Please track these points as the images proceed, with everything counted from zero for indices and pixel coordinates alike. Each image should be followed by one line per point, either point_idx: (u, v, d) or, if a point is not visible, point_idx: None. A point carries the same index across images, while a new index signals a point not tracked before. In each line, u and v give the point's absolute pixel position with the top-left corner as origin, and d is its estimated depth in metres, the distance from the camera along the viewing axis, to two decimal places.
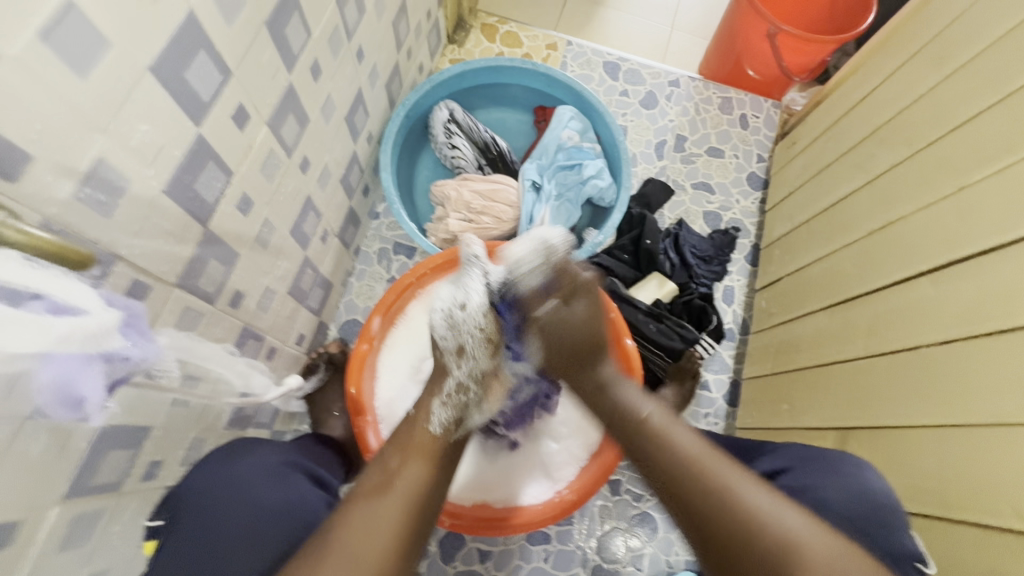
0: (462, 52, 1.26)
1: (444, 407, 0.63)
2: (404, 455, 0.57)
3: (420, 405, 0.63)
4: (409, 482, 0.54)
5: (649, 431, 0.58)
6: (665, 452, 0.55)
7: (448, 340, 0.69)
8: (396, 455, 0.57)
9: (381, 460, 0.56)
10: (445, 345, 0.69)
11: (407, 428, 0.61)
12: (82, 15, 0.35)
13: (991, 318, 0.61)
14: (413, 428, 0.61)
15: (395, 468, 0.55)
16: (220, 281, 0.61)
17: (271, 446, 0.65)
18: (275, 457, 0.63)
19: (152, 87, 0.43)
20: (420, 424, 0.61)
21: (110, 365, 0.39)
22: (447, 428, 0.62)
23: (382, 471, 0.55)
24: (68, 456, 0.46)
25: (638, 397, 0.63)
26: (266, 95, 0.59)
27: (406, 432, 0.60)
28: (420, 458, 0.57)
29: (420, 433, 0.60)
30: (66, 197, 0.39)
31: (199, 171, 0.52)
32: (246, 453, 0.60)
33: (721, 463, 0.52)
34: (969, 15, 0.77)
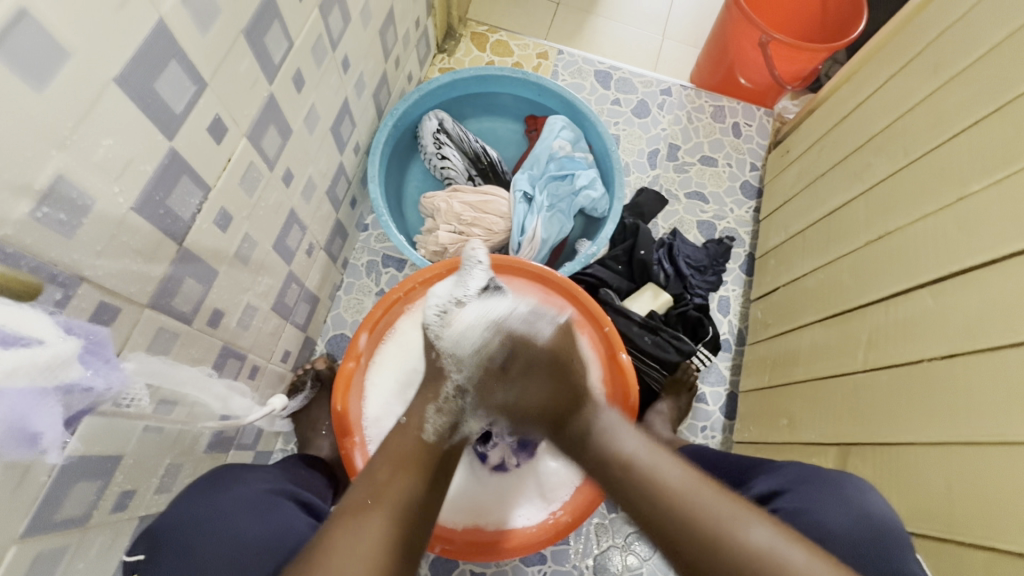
0: (452, 60, 1.24)
1: (438, 413, 0.62)
2: (395, 469, 0.54)
3: (411, 411, 0.62)
4: (400, 493, 0.51)
5: (633, 475, 0.52)
6: (648, 493, 0.50)
7: (448, 339, 0.69)
8: (386, 465, 0.54)
9: (370, 473, 0.53)
10: (444, 348, 0.69)
11: (400, 433, 0.59)
12: (35, 21, 0.33)
13: (995, 331, 0.59)
14: (405, 434, 0.59)
15: (383, 480, 0.52)
16: (197, 300, 0.59)
17: (259, 473, 0.62)
18: (261, 484, 0.60)
19: (117, 99, 0.41)
20: (413, 432, 0.59)
21: (69, 397, 0.37)
22: (441, 434, 0.61)
23: (370, 484, 0.51)
24: (27, 491, 0.43)
25: (623, 433, 0.56)
26: (245, 107, 0.57)
27: (398, 439, 0.58)
28: (411, 469, 0.54)
29: (411, 442, 0.57)
30: (21, 217, 0.36)
31: (172, 187, 0.49)
32: (232, 482, 0.58)
33: (714, 495, 0.48)
34: (964, 24, 0.76)
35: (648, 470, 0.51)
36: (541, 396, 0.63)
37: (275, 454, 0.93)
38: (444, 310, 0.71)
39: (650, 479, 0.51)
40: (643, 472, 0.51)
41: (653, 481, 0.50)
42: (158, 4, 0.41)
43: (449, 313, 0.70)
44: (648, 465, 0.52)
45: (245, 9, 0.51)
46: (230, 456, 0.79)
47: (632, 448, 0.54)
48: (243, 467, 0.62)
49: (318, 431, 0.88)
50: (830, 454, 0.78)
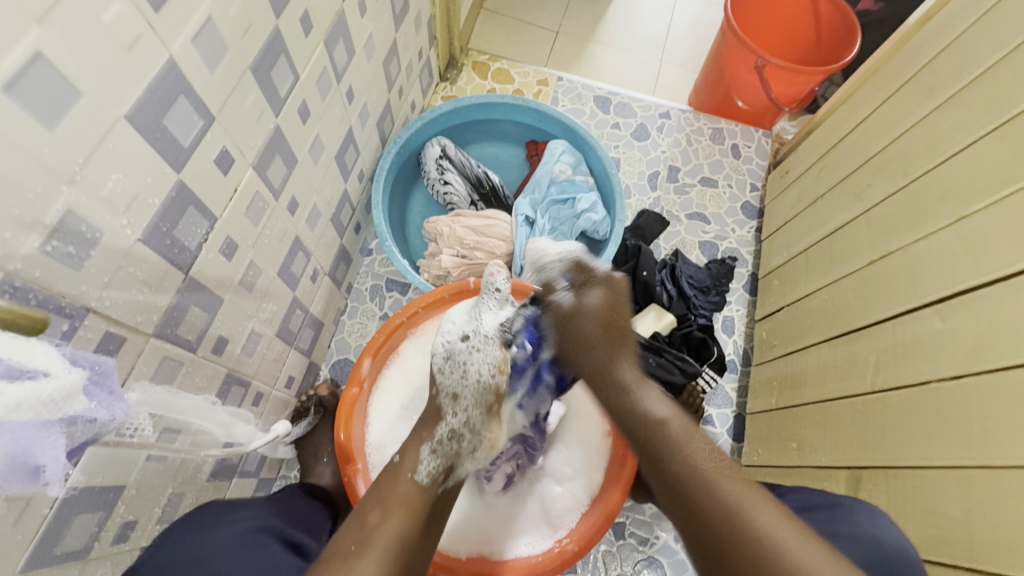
0: (453, 89, 1.27)
1: (433, 455, 0.61)
2: (386, 510, 0.53)
3: (404, 452, 0.61)
4: (390, 535, 0.50)
5: (665, 437, 0.55)
6: (675, 462, 0.53)
7: (451, 374, 0.66)
8: (377, 508, 0.53)
9: (360, 516, 0.52)
10: (444, 384, 0.66)
11: (391, 475, 0.58)
12: (49, 63, 0.34)
13: (1002, 352, 0.59)
14: (397, 476, 0.58)
15: (374, 524, 0.51)
16: (201, 328, 0.59)
17: (243, 511, 0.62)
18: (247, 523, 0.59)
19: (127, 135, 0.42)
20: (405, 473, 0.58)
21: (72, 428, 0.36)
22: (436, 478, 0.60)
23: (361, 527, 0.51)
24: (28, 524, 0.43)
25: (654, 400, 0.60)
26: (251, 138, 0.58)
27: (389, 482, 0.57)
28: (404, 510, 0.54)
29: (404, 482, 0.57)
30: (29, 251, 0.37)
31: (178, 218, 0.50)
32: (214, 523, 0.57)
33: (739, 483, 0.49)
34: (958, 47, 0.77)
35: (680, 438, 0.55)
36: (586, 346, 0.66)
37: (278, 482, 0.93)
38: (451, 341, 0.68)
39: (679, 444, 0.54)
40: (674, 438, 0.55)
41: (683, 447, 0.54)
42: (168, 43, 0.43)
43: (455, 347, 0.67)
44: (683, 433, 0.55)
45: (252, 45, 0.53)
46: (233, 485, 0.78)
47: (666, 414, 0.58)
48: (231, 505, 0.62)
49: (320, 458, 0.87)
50: (841, 478, 0.77)
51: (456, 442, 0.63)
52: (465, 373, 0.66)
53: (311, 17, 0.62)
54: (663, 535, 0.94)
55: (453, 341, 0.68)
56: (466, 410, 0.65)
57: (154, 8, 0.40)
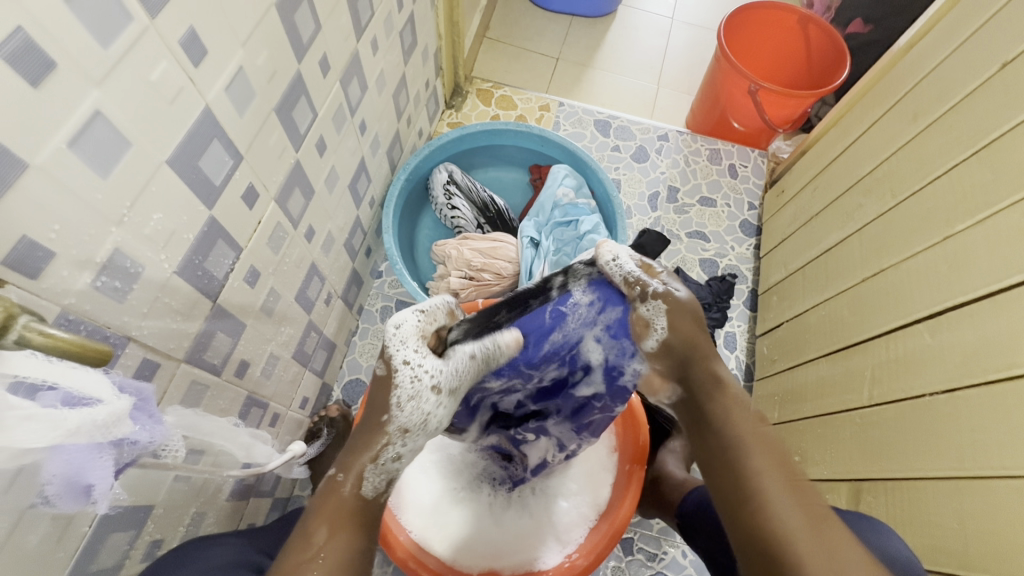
0: (459, 115, 1.32)
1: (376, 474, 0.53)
2: (334, 530, 0.49)
3: (343, 464, 0.53)
4: (340, 556, 0.48)
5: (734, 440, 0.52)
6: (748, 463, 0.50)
7: (406, 407, 0.53)
8: (323, 524, 0.49)
9: (303, 533, 0.49)
10: (398, 415, 0.54)
11: (334, 491, 0.51)
12: (106, 119, 0.38)
13: (992, 365, 0.61)
14: (340, 490, 0.51)
15: (320, 543, 0.48)
16: (225, 352, 0.62)
17: (210, 549, 0.61)
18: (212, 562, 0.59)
19: (168, 178, 0.46)
20: (346, 487, 0.52)
21: (119, 450, 0.40)
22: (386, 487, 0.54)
23: (305, 547, 0.48)
24: (69, 542, 0.46)
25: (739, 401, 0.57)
26: (273, 173, 0.62)
27: (332, 493, 0.51)
28: (345, 526, 0.50)
29: (347, 496, 0.51)
30: (82, 287, 0.41)
31: (209, 251, 0.54)
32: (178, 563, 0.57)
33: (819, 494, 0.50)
34: (939, 74, 0.82)
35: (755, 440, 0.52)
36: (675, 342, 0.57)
37: (291, 501, 0.95)
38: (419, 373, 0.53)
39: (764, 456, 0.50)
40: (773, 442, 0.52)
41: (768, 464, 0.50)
42: (204, 93, 0.47)
43: (415, 377, 0.53)
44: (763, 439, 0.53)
45: (276, 89, 0.57)
46: (249, 505, 0.80)
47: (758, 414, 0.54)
48: (204, 541, 0.63)
49: None
50: (843, 490, 0.78)
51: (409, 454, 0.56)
52: (424, 412, 0.54)
53: (328, 59, 0.66)
54: (671, 549, 0.95)
55: (423, 375, 0.53)
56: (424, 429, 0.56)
57: (193, 64, 0.44)
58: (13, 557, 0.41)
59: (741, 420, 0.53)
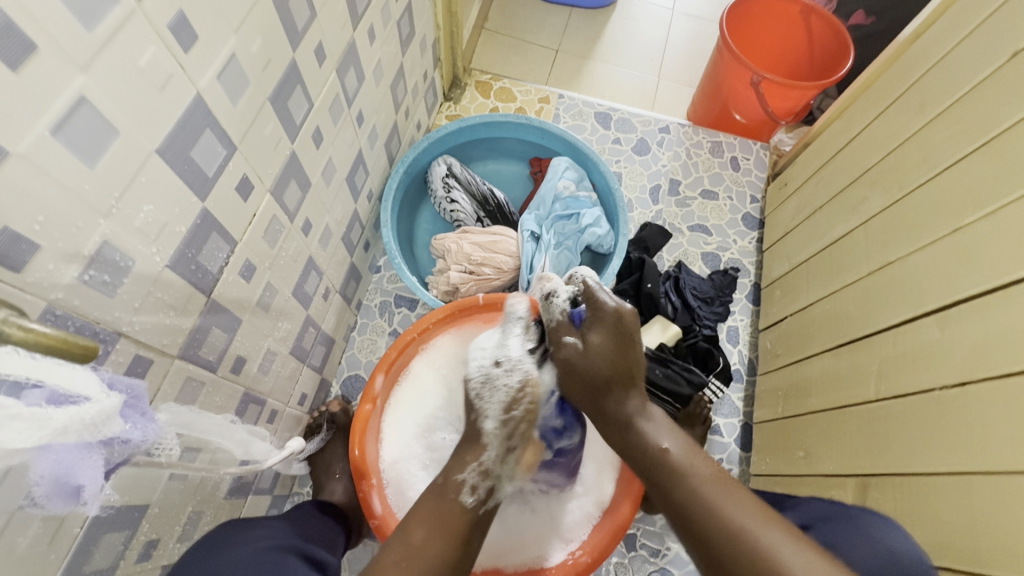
0: (457, 108, 1.31)
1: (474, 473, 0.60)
2: (428, 529, 0.54)
3: (447, 471, 0.59)
4: (435, 554, 0.52)
5: (669, 468, 0.55)
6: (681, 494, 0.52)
7: (490, 400, 0.65)
8: (421, 526, 0.54)
9: (403, 533, 0.53)
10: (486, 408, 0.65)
11: (435, 494, 0.57)
12: (92, 106, 0.37)
13: (1002, 359, 0.60)
14: (442, 497, 0.57)
15: (418, 542, 0.52)
16: (221, 348, 0.61)
17: (258, 531, 0.57)
18: (264, 542, 0.55)
19: (158, 168, 0.44)
20: (450, 494, 0.57)
21: (108, 449, 0.38)
22: (480, 499, 0.59)
23: (404, 544, 0.52)
24: (61, 544, 0.45)
25: (661, 431, 0.58)
26: (269, 165, 0.60)
27: (435, 500, 0.57)
28: (444, 531, 0.54)
29: (448, 503, 0.57)
30: (70, 281, 0.39)
31: (203, 243, 0.52)
32: (231, 543, 0.53)
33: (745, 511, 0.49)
34: (946, 65, 0.80)
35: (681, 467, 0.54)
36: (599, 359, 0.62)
37: (290, 498, 0.94)
38: (484, 365, 0.68)
39: (692, 485, 0.52)
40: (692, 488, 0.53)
41: (696, 490, 0.51)
42: (195, 80, 0.45)
43: (490, 372, 0.67)
44: (684, 465, 0.54)
45: (271, 79, 0.55)
46: (248, 503, 0.79)
47: (668, 446, 0.56)
48: (245, 525, 0.58)
49: (333, 474, 0.87)
50: (849, 486, 0.77)
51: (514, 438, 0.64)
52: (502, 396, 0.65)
53: (324, 47, 0.65)
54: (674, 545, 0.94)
55: (487, 366, 0.67)
56: (505, 428, 0.63)
57: (184, 49, 0.43)
58: (3, 561, 0.39)
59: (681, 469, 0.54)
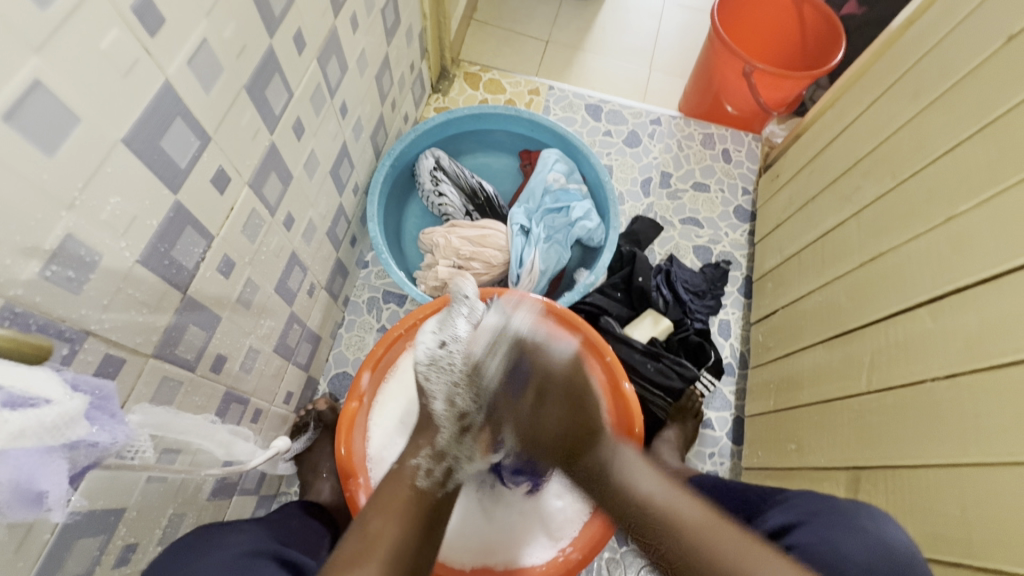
0: (446, 100, 1.28)
1: (426, 458, 0.63)
2: (385, 517, 0.54)
3: (402, 459, 0.63)
4: (392, 536, 0.52)
5: (650, 516, 0.55)
6: (669, 545, 0.51)
7: (436, 381, 0.71)
8: (376, 514, 0.54)
9: (361, 524, 0.54)
10: (431, 387, 0.71)
11: (392, 482, 0.59)
12: (49, 91, 0.35)
13: (996, 349, 0.59)
14: (397, 483, 0.59)
15: (376, 530, 0.53)
16: (200, 347, 0.59)
17: (239, 535, 0.56)
18: (241, 546, 0.54)
19: (125, 158, 0.42)
20: (405, 480, 0.59)
21: (74, 453, 0.36)
22: (436, 481, 0.62)
23: (363, 536, 0.52)
24: (31, 550, 0.43)
25: (639, 476, 0.59)
26: (246, 157, 0.58)
27: (387, 489, 0.58)
28: (400, 515, 0.55)
29: (403, 489, 0.58)
30: (30, 277, 0.37)
31: (177, 238, 0.51)
32: (207, 548, 0.52)
33: (734, 537, 0.50)
34: (938, 53, 0.79)
35: (666, 516, 0.53)
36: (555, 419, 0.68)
37: (278, 498, 0.92)
38: (432, 349, 0.74)
39: (680, 523, 0.52)
40: (663, 510, 0.54)
41: (682, 530, 0.52)
42: (164, 66, 0.43)
43: (436, 354, 0.73)
44: (667, 504, 0.54)
45: (247, 66, 0.53)
46: (233, 504, 0.77)
47: (651, 489, 0.57)
48: (220, 528, 0.57)
49: (320, 473, 0.86)
50: (840, 478, 0.77)
51: (467, 420, 0.71)
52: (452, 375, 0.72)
53: (304, 35, 0.63)
54: None
55: (436, 348, 0.74)
56: (455, 410, 0.70)
57: (150, 33, 0.41)
58: None
59: (658, 501, 0.55)
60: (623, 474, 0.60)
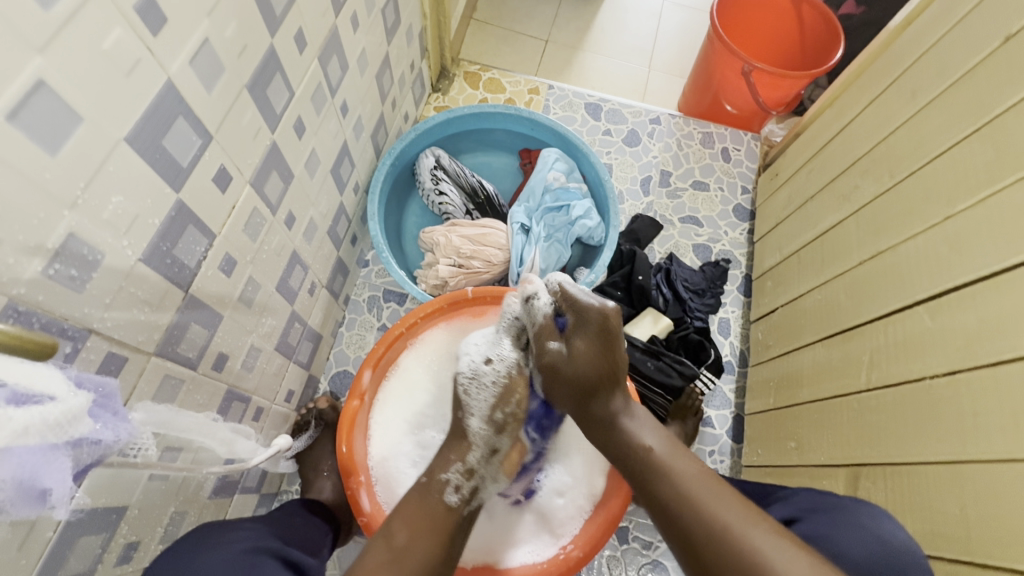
0: (446, 99, 1.28)
1: (457, 473, 0.62)
2: (413, 532, 0.54)
3: (432, 471, 0.62)
4: (422, 556, 0.53)
5: (650, 466, 0.54)
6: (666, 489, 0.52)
7: (476, 397, 0.69)
8: (403, 526, 0.55)
9: (386, 533, 0.54)
10: (471, 405, 0.68)
11: (420, 494, 0.59)
12: (52, 91, 0.35)
13: (995, 347, 0.60)
14: (426, 498, 0.59)
15: (403, 544, 0.53)
16: (201, 345, 0.59)
17: (238, 531, 0.56)
18: (243, 543, 0.54)
19: (127, 157, 0.42)
20: (434, 494, 0.59)
21: (77, 451, 0.36)
22: (463, 498, 0.61)
23: (389, 547, 0.52)
24: (33, 549, 0.43)
25: (643, 428, 0.58)
26: (247, 156, 0.58)
27: (414, 502, 0.58)
28: (428, 531, 0.55)
29: (433, 504, 0.58)
30: (32, 276, 0.38)
31: (178, 237, 0.51)
32: (206, 545, 0.52)
33: (716, 492, 0.49)
34: (937, 52, 0.79)
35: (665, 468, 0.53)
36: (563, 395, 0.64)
37: (279, 497, 0.92)
38: (475, 363, 0.71)
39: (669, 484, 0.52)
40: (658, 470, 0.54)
41: (672, 485, 0.51)
42: (166, 65, 0.43)
43: (479, 370, 0.70)
44: (661, 461, 0.54)
45: (247, 66, 0.53)
46: (234, 502, 0.78)
47: (652, 443, 0.56)
48: (221, 527, 0.57)
49: (320, 471, 0.86)
50: (840, 476, 0.77)
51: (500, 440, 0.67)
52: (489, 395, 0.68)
53: (304, 34, 0.63)
54: None
55: (478, 365, 0.70)
56: (489, 427, 0.67)
57: (151, 33, 0.41)
58: None
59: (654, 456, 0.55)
60: (627, 429, 0.58)
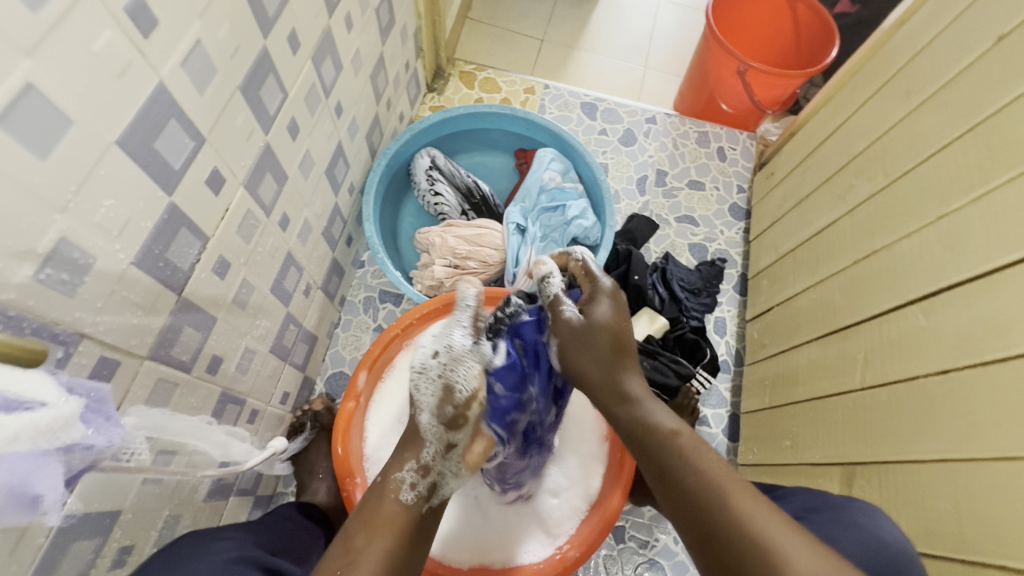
0: (441, 99, 1.28)
1: (412, 471, 0.58)
2: (370, 533, 0.52)
3: (386, 470, 0.58)
4: (377, 555, 0.50)
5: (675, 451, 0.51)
6: (689, 478, 0.49)
7: (425, 391, 0.62)
8: (362, 530, 0.52)
9: (345, 537, 0.51)
10: (422, 400, 0.62)
11: (377, 494, 0.56)
12: (40, 95, 0.35)
13: (987, 346, 0.60)
14: (382, 496, 0.56)
15: (359, 545, 0.50)
16: (195, 348, 0.59)
17: (221, 542, 0.56)
18: (228, 554, 0.54)
19: (118, 160, 0.42)
20: (390, 494, 0.56)
21: (69, 457, 0.36)
22: (421, 495, 0.57)
23: (345, 551, 0.50)
24: (25, 554, 0.43)
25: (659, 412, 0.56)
26: (240, 157, 0.58)
27: (372, 506, 0.55)
28: (387, 532, 0.52)
29: (389, 503, 0.55)
30: (23, 280, 0.37)
31: (171, 240, 0.50)
32: (198, 553, 0.52)
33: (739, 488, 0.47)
34: (931, 51, 0.79)
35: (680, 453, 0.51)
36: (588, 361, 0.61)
37: (275, 499, 0.92)
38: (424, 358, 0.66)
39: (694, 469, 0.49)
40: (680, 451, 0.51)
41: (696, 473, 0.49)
42: (157, 67, 0.43)
43: (427, 362, 0.65)
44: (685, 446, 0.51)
45: (240, 67, 0.53)
46: (229, 505, 0.77)
47: (674, 425, 0.54)
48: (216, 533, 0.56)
49: (316, 473, 0.86)
50: (835, 475, 0.77)
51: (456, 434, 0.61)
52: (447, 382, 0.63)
53: (298, 34, 0.62)
54: (663, 536, 0.94)
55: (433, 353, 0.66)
56: (442, 423, 0.61)
57: (142, 35, 0.41)
58: None
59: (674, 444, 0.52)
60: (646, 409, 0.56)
